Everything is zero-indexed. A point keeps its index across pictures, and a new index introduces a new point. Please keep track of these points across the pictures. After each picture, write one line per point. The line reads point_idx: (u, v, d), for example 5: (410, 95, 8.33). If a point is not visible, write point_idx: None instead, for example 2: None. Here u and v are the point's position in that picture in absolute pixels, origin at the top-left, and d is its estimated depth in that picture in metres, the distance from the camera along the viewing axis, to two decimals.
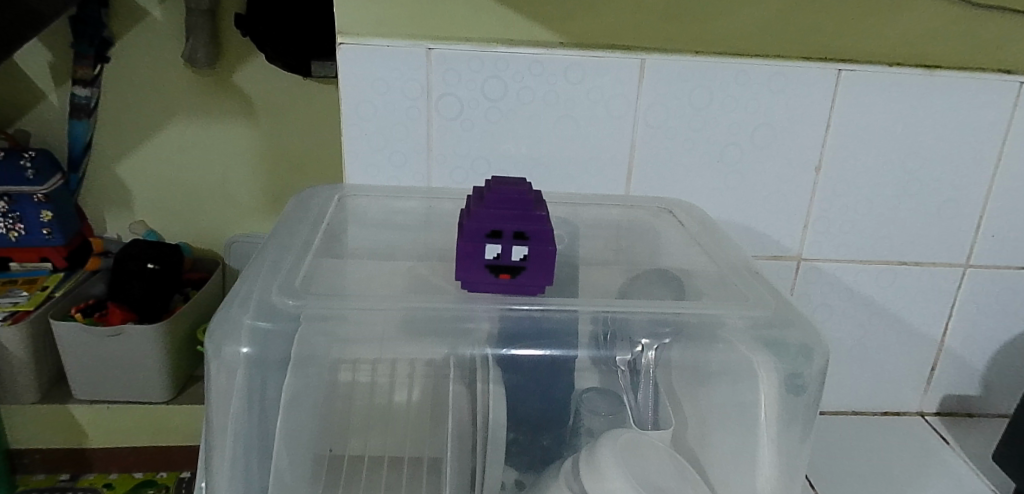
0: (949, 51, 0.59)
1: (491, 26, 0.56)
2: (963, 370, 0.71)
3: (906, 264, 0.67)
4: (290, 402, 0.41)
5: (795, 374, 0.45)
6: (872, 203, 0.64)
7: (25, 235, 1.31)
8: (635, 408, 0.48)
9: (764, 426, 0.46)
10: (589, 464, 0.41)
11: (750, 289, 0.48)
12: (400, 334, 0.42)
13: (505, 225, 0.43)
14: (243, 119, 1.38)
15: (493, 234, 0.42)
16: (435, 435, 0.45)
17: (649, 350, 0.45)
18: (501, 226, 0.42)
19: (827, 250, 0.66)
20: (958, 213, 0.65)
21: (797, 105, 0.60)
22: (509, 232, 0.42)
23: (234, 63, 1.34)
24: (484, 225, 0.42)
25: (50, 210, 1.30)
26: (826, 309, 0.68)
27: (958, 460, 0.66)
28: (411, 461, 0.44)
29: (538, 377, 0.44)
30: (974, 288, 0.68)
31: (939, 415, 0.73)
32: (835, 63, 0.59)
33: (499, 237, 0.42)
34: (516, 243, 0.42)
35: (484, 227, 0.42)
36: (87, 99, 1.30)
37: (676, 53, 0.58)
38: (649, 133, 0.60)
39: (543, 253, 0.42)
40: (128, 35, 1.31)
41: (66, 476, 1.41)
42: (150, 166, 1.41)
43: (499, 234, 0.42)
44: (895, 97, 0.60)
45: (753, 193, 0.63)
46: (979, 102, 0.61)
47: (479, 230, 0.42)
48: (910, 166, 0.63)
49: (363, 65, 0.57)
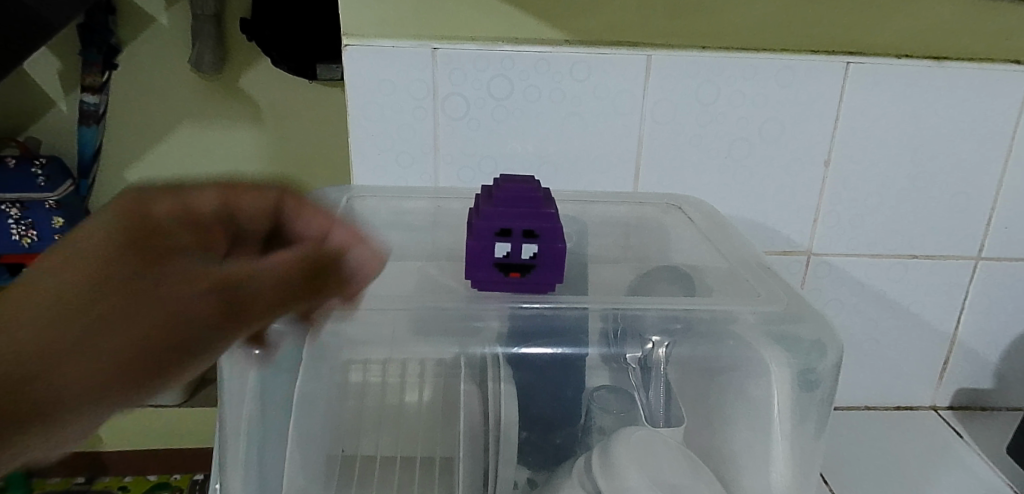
0: (957, 41, 0.59)
1: (497, 25, 0.57)
2: (975, 363, 0.70)
3: (916, 257, 0.66)
4: (301, 401, 0.41)
5: (809, 370, 0.45)
6: (882, 196, 0.64)
7: (37, 241, 1.29)
8: (646, 406, 0.48)
9: (777, 423, 0.46)
10: (604, 464, 0.40)
11: (759, 282, 0.48)
12: (410, 335, 0.42)
13: (512, 223, 0.42)
14: (249, 123, 1.38)
15: (500, 233, 0.42)
16: (447, 435, 0.45)
17: (659, 348, 0.45)
18: (510, 224, 0.42)
19: (837, 244, 0.65)
20: (969, 204, 0.64)
21: (805, 100, 0.60)
22: (517, 230, 0.42)
23: (240, 68, 1.34)
24: (492, 224, 0.42)
25: (61, 216, 1.27)
26: (837, 303, 0.67)
27: (972, 455, 0.66)
28: (423, 462, 0.44)
29: (550, 376, 0.45)
30: (986, 280, 0.67)
31: (952, 409, 0.72)
32: (842, 55, 0.58)
33: (509, 236, 0.42)
34: (526, 242, 0.42)
35: (494, 226, 0.42)
36: (96, 106, 1.27)
37: (681, 48, 0.58)
38: (656, 129, 0.60)
39: (552, 252, 0.42)
40: (135, 42, 1.31)
41: (82, 479, 1.44)
42: (159, 172, 1.41)
43: (508, 233, 0.42)
44: (905, 89, 0.60)
45: (761, 188, 0.63)
46: (990, 93, 0.60)
47: (487, 229, 0.42)
48: (920, 158, 0.62)
49: (370, 66, 0.57)
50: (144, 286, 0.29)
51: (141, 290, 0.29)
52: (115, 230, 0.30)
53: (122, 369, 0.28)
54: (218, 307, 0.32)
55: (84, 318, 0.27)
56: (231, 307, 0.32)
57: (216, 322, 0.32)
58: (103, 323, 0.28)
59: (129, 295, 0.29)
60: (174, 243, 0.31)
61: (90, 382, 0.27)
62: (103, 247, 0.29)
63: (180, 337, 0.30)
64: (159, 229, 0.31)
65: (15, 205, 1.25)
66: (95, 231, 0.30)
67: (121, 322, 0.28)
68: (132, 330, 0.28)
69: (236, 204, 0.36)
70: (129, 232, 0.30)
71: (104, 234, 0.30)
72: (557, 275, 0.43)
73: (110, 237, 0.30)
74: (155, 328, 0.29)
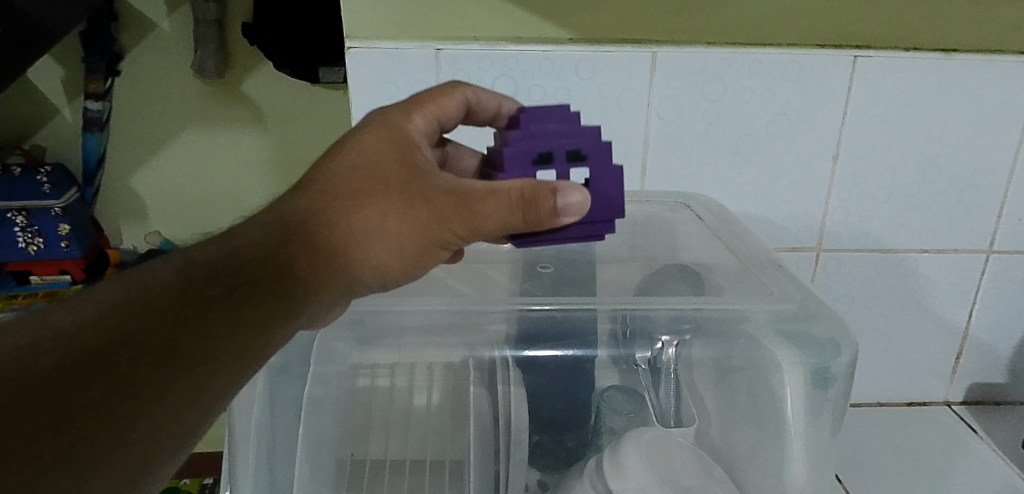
0: (967, 34, 0.58)
1: (500, 25, 0.56)
2: (988, 357, 0.70)
3: (927, 252, 0.65)
4: (310, 404, 0.41)
5: (823, 367, 0.44)
6: (891, 190, 0.63)
7: (43, 248, 1.20)
8: (657, 405, 0.48)
9: (791, 421, 0.44)
10: (612, 461, 0.40)
11: (773, 281, 0.48)
12: (421, 337, 0.44)
13: (552, 145, 0.38)
14: (254, 127, 1.30)
15: (539, 157, 0.38)
16: (457, 438, 0.43)
17: (669, 348, 0.46)
18: (550, 146, 0.38)
19: (847, 240, 0.65)
20: (980, 197, 0.63)
21: (813, 93, 0.59)
22: (558, 152, 0.38)
23: (245, 71, 1.25)
24: (528, 150, 0.38)
25: (67, 224, 1.19)
26: (847, 299, 0.67)
27: (988, 451, 0.65)
28: (433, 465, 0.43)
29: (559, 378, 0.45)
30: (999, 273, 0.66)
31: (965, 404, 0.72)
32: (849, 48, 0.58)
33: (550, 159, 0.38)
34: (572, 165, 0.38)
35: (531, 152, 0.38)
36: (99, 113, 1.19)
37: (687, 44, 0.57)
38: (661, 127, 0.60)
39: (602, 174, 0.38)
40: (139, 49, 1.22)
41: None
42: (164, 178, 1.32)
43: (549, 157, 0.38)
44: (914, 81, 0.59)
45: (768, 185, 0.62)
46: (1000, 84, 0.60)
47: (524, 156, 0.38)
48: (929, 150, 0.62)
49: (374, 67, 0.57)
50: (419, 190, 0.36)
51: (406, 189, 0.36)
52: (376, 140, 0.38)
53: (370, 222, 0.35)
54: (516, 199, 0.35)
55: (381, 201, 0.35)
56: (540, 201, 0.35)
57: (514, 213, 0.35)
58: (382, 204, 0.36)
59: (383, 167, 0.37)
60: (417, 159, 0.38)
61: (390, 239, 0.36)
62: (370, 151, 0.38)
63: (445, 218, 0.35)
64: (405, 147, 0.38)
65: (20, 213, 1.17)
66: (370, 139, 0.38)
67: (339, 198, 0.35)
68: (410, 216, 0.35)
69: (440, 113, 0.43)
70: (394, 137, 0.39)
71: (376, 140, 0.38)
72: (612, 208, 0.39)
73: (388, 145, 0.38)
74: (430, 205, 0.36)
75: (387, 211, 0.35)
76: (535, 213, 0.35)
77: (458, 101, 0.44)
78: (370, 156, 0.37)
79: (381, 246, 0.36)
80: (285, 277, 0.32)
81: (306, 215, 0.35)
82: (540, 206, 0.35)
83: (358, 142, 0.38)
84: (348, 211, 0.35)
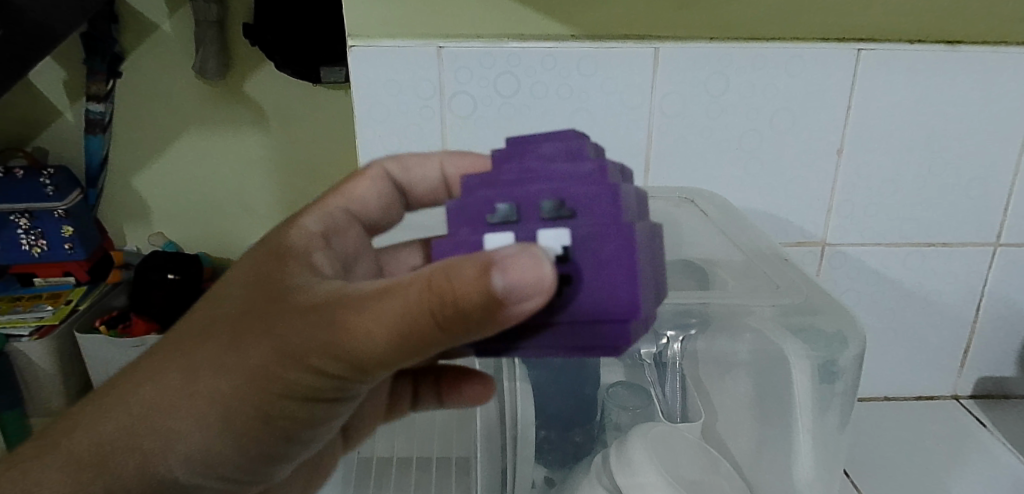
0: (973, 25, 0.58)
1: (502, 22, 0.56)
2: (997, 351, 0.69)
3: (933, 245, 0.65)
4: None
5: (831, 362, 0.43)
6: (897, 184, 0.63)
7: (48, 250, 1.20)
8: (664, 401, 0.48)
9: (799, 415, 0.44)
10: (620, 459, 0.40)
11: (778, 274, 0.48)
12: None
13: (520, 199, 0.28)
14: (255, 128, 1.28)
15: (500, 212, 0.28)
16: (462, 435, 0.46)
17: (674, 343, 0.45)
18: (516, 200, 0.28)
19: (852, 235, 0.64)
20: (987, 190, 0.63)
21: (817, 88, 0.59)
22: (527, 209, 0.28)
23: (245, 71, 1.23)
24: (486, 202, 0.29)
25: (71, 225, 1.19)
26: (853, 293, 0.67)
27: (997, 443, 0.65)
28: (439, 462, 0.46)
29: (567, 375, 0.44)
30: (1007, 266, 0.66)
31: (973, 398, 0.71)
32: (854, 42, 0.58)
33: (513, 217, 0.28)
34: (543, 226, 0.28)
35: (488, 203, 0.28)
36: (102, 114, 1.20)
37: (689, 39, 0.57)
38: (665, 122, 0.60)
39: (591, 237, 0.27)
40: (140, 50, 1.22)
41: None
42: (167, 180, 1.32)
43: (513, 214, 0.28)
44: (918, 75, 0.59)
45: (774, 180, 0.62)
46: (1006, 75, 0.59)
47: (480, 209, 0.29)
48: (935, 145, 0.61)
49: (375, 66, 0.57)
50: (290, 311, 0.30)
51: (274, 314, 0.30)
52: (251, 263, 0.35)
53: (222, 359, 0.31)
54: (410, 304, 0.26)
55: (246, 333, 0.31)
56: (459, 287, 0.25)
57: (412, 320, 0.26)
58: (239, 338, 0.31)
59: (251, 292, 0.32)
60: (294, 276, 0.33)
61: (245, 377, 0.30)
62: (239, 284, 0.34)
63: (317, 346, 0.28)
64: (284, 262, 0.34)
65: (23, 215, 1.17)
66: (242, 269, 0.35)
67: (191, 344, 0.32)
68: (277, 345, 0.30)
69: (353, 196, 0.42)
70: (266, 258, 0.34)
71: (244, 270, 0.35)
72: (620, 289, 0.27)
73: (256, 271, 0.34)
74: (295, 326, 0.29)
75: (247, 349, 0.30)
76: (451, 309, 0.25)
77: (373, 179, 0.43)
78: (245, 282, 0.34)
79: (238, 387, 0.30)
80: (132, 462, 0.31)
81: (163, 369, 0.32)
82: (461, 293, 0.25)
83: (230, 279, 0.35)
84: (211, 351, 0.31)
